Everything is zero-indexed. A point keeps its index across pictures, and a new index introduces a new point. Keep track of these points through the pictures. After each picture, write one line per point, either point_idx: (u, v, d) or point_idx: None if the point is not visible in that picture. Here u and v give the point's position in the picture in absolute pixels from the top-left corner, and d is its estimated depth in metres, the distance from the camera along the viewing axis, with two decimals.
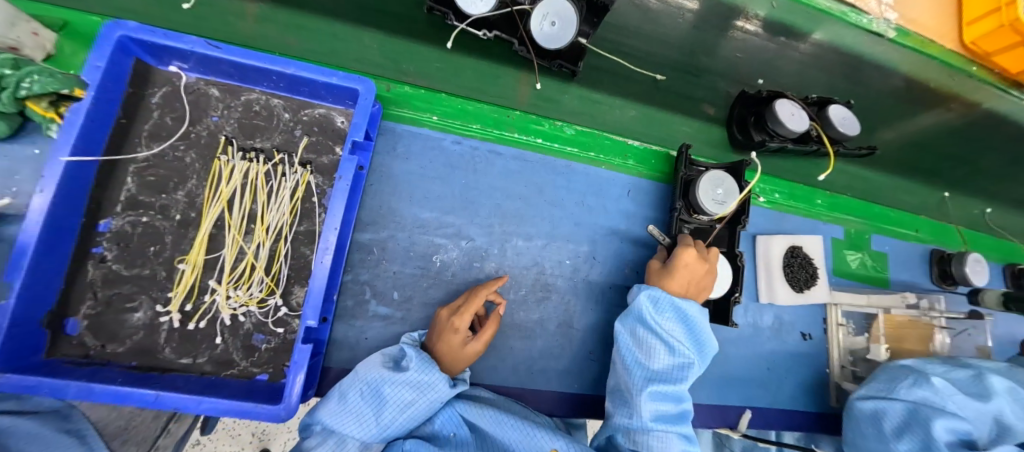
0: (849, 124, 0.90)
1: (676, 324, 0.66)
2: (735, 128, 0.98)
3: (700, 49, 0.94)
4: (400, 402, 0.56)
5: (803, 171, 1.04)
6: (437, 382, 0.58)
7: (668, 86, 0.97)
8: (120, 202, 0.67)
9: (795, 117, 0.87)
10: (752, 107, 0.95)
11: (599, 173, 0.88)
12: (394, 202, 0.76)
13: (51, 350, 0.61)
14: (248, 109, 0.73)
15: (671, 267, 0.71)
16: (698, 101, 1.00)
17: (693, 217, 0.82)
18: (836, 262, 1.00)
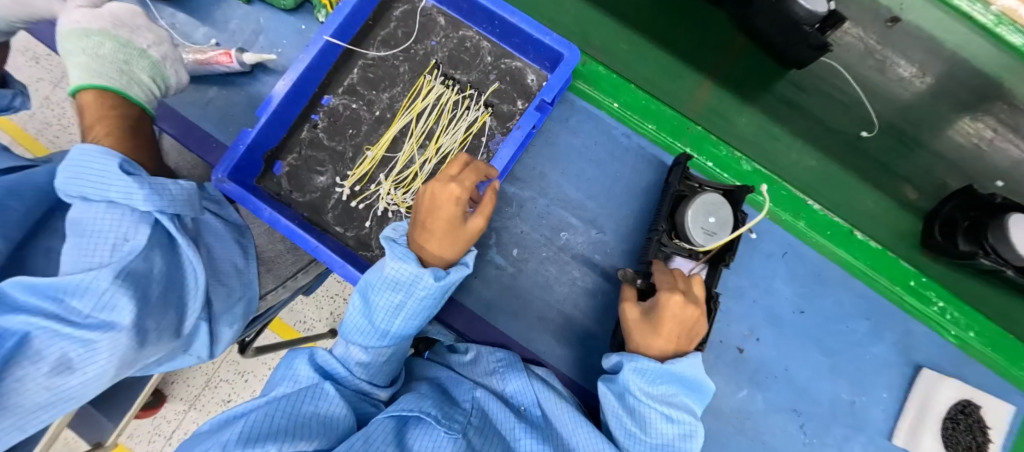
0: None
1: (675, 389, 0.55)
2: (937, 226, 0.75)
3: (930, 119, 0.72)
4: (389, 305, 0.52)
5: (1009, 316, 0.77)
6: (420, 277, 0.50)
7: (869, 148, 0.78)
8: (342, 85, 0.80)
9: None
10: (974, 211, 0.69)
11: (759, 221, 0.81)
12: (548, 169, 0.82)
13: (260, 179, 0.76)
14: (461, 44, 0.81)
15: (652, 322, 0.56)
16: (903, 181, 0.79)
17: (674, 242, 0.69)
18: (1019, 449, 0.76)
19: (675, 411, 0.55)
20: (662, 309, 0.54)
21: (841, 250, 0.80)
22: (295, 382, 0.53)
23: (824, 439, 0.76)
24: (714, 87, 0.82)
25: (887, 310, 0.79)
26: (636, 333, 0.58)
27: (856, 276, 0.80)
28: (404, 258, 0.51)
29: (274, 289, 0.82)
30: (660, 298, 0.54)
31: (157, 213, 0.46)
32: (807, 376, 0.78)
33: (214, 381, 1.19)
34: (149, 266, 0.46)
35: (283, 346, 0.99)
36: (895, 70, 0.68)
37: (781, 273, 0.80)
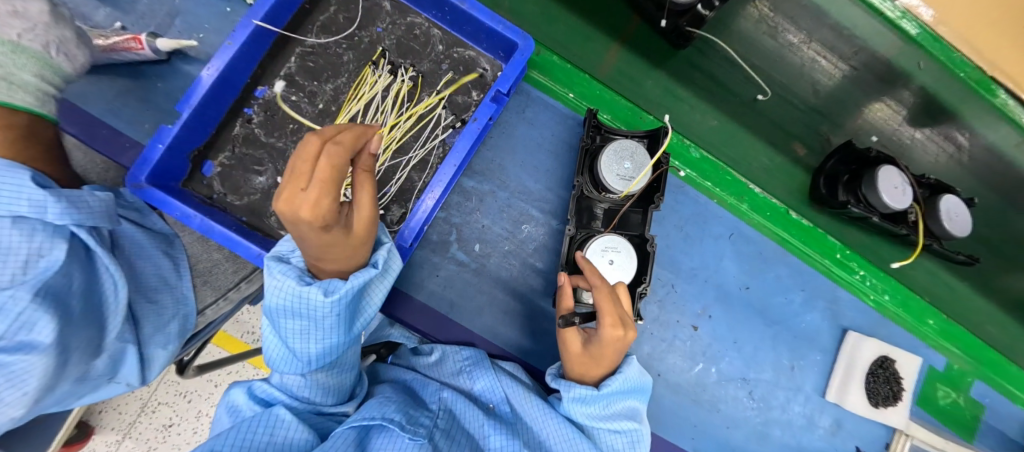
0: (958, 221, 0.72)
1: (616, 395, 0.58)
2: (821, 179, 0.82)
3: (830, 100, 0.75)
4: (295, 328, 0.46)
5: (886, 256, 0.87)
6: (307, 294, 0.42)
7: (765, 109, 0.80)
8: (278, 76, 0.73)
9: (897, 192, 0.70)
10: (852, 164, 0.78)
11: (707, 205, 0.85)
12: (506, 161, 0.81)
13: (186, 181, 0.68)
14: (409, 31, 0.77)
15: (593, 353, 0.56)
16: (792, 138, 0.83)
17: (599, 194, 0.73)
18: (925, 394, 0.88)
19: (615, 417, 0.58)
20: (602, 339, 0.54)
21: (779, 229, 0.86)
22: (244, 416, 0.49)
23: (771, 403, 0.83)
24: (620, 50, 0.80)
25: (819, 282, 0.87)
26: (575, 361, 0.57)
27: (793, 252, 0.87)
28: (285, 272, 0.44)
29: (214, 301, 0.75)
30: (602, 332, 0.54)
31: (73, 226, 0.46)
32: (754, 346, 0.84)
33: (151, 406, 1.08)
34: (68, 281, 0.45)
35: (230, 361, 0.91)
36: (785, 36, 0.69)
37: (728, 253, 0.85)
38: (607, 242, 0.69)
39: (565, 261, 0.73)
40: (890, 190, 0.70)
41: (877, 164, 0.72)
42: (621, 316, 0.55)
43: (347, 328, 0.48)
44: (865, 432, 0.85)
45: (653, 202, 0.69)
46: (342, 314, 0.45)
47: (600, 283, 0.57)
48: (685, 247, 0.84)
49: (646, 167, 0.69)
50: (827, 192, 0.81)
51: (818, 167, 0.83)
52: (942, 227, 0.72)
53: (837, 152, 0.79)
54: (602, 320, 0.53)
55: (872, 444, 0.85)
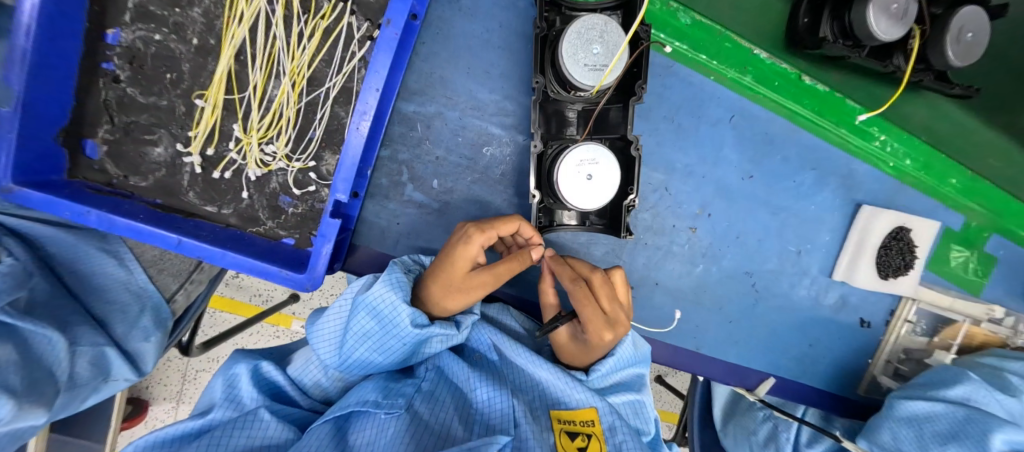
0: (968, 45, 0.60)
1: (610, 371, 0.59)
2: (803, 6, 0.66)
3: None
4: (361, 331, 0.49)
5: (875, 96, 0.75)
6: (403, 314, 0.48)
7: None
8: (128, 10, 0.56)
9: (893, 14, 0.57)
10: None
11: (703, 84, 0.70)
12: (449, 72, 0.66)
13: (73, 170, 0.57)
14: None
15: (580, 345, 0.57)
16: None
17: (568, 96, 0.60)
18: (936, 255, 0.83)
19: (618, 389, 0.59)
20: (595, 343, 0.54)
21: (786, 99, 0.73)
22: (239, 403, 0.50)
23: (775, 291, 0.80)
24: None
25: (833, 155, 0.76)
26: (567, 349, 0.58)
27: (804, 126, 0.74)
28: (397, 285, 0.50)
29: (181, 287, 0.69)
30: (593, 336, 0.53)
31: None
32: (758, 238, 0.77)
33: (191, 374, 1.11)
34: None
35: (236, 331, 0.90)
36: None
37: (728, 140, 0.72)
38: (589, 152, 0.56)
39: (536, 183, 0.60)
40: (883, 16, 0.57)
41: None
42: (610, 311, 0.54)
43: (395, 358, 0.52)
44: (871, 303, 0.83)
45: (636, 94, 0.56)
46: (410, 345, 0.51)
47: (575, 288, 0.53)
48: (678, 141, 0.71)
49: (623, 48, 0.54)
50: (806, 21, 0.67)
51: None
52: (943, 57, 0.61)
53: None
54: (591, 327, 0.53)
55: (876, 313, 0.84)
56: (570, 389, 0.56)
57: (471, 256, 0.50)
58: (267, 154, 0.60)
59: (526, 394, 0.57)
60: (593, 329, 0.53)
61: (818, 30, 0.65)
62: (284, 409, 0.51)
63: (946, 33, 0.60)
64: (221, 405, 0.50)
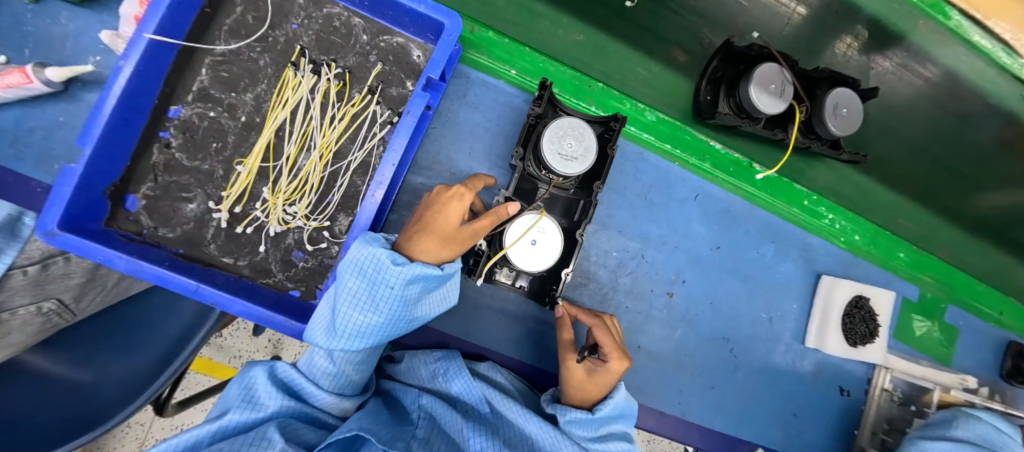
0: (843, 118, 0.73)
1: (608, 417, 0.61)
2: (704, 85, 0.80)
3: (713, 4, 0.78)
4: (352, 292, 0.50)
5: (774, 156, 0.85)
6: (378, 255, 0.50)
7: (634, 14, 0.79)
8: (192, 92, 0.67)
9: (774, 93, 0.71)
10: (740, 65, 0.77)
11: (671, 168, 0.82)
12: (454, 150, 0.77)
13: (110, 220, 0.63)
14: (328, 23, 0.70)
15: (591, 380, 0.61)
16: (670, 44, 0.82)
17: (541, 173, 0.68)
18: (899, 326, 0.89)
19: (612, 439, 0.59)
20: (611, 370, 0.61)
21: (744, 182, 0.84)
22: (255, 406, 0.47)
23: (753, 357, 0.83)
24: None
25: (789, 231, 0.86)
26: (580, 387, 0.62)
27: (760, 205, 0.85)
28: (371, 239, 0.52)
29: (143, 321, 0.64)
30: (610, 364, 0.61)
31: None
32: (731, 304, 0.83)
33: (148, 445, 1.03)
34: None
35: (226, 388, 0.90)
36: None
37: (696, 214, 0.82)
38: (556, 162, 0.62)
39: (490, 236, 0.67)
40: (764, 94, 0.70)
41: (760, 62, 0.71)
42: (617, 342, 0.64)
43: (398, 306, 0.51)
44: (845, 371, 0.87)
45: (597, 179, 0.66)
46: (399, 290, 0.50)
47: (597, 322, 0.65)
48: (652, 215, 0.81)
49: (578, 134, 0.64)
50: (710, 97, 0.81)
51: (702, 72, 0.80)
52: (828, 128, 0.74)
53: (718, 52, 0.76)
54: (610, 354, 0.61)
55: (852, 381, 0.87)
56: (556, 442, 0.58)
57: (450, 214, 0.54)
58: (288, 213, 0.68)
59: (517, 447, 0.58)
60: (612, 351, 0.62)
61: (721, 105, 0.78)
62: (297, 426, 0.48)
63: (822, 108, 0.74)
64: (238, 405, 0.47)
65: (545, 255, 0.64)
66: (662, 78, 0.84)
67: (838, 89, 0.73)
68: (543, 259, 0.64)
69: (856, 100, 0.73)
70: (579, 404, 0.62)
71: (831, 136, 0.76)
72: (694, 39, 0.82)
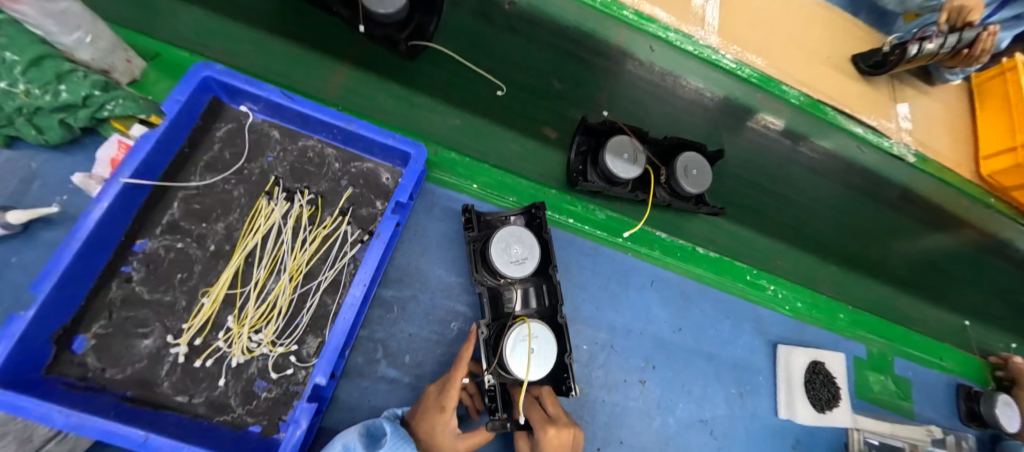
0: (695, 176, 0.87)
1: None
2: (574, 157, 0.89)
3: (536, 79, 1.01)
4: None
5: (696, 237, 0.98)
6: None
7: (509, 101, 1.00)
8: (160, 225, 0.68)
9: (626, 157, 0.84)
10: (595, 139, 0.89)
11: (624, 260, 0.87)
12: (423, 262, 0.76)
13: (50, 366, 0.57)
14: (302, 155, 0.75)
15: None
16: (540, 124, 1.00)
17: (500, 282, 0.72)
18: (858, 384, 0.98)
19: None
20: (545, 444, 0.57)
21: (688, 265, 0.92)
22: None
23: (733, 437, 0.84)
24: (346, 69, 0.90)
25: (741, 307, 0.93)
26: None
27: (709, 285, 0.92)
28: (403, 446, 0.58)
29: None
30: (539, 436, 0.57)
31: None
32: (702, 386, 0.85)
33: None
34: None
35: None
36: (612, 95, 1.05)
37: (654, 300, 0.87)
38: (511, 269, 0.68)
39: (485, 361, 0.66)
40: (618, 162, 0.83)
41: (613, 136, 0.85)
42: (553, 417, 0.60)
43: None
44: (821, 440, 0.89)
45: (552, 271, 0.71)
46: None
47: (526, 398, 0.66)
48: (614, 304, 0.83)
49: (535, 249, 0.71)
50: (580, 166, 0.89)
51: (570, 147, 0.90)
52: (683, 185, 0.87)
53: (578, 130, 0.87)
54: (535, 424, 0.59)
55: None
56: None
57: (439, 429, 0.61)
58: (253, 341, 0.66)
59: None
60: (538, 426, 0.59)
61: (591, 177, 0.88)
62: None
63: (675, 171, 0.87)
64: None
65: (545, 361, 0.65)
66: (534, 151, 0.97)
67: (685, 153, 0.88)
68: (545, 365, 0.65)
69: (702, 164, 0.88)
70: None
71: (687, 194, 0.89)
72: (559, 120, 1.02)
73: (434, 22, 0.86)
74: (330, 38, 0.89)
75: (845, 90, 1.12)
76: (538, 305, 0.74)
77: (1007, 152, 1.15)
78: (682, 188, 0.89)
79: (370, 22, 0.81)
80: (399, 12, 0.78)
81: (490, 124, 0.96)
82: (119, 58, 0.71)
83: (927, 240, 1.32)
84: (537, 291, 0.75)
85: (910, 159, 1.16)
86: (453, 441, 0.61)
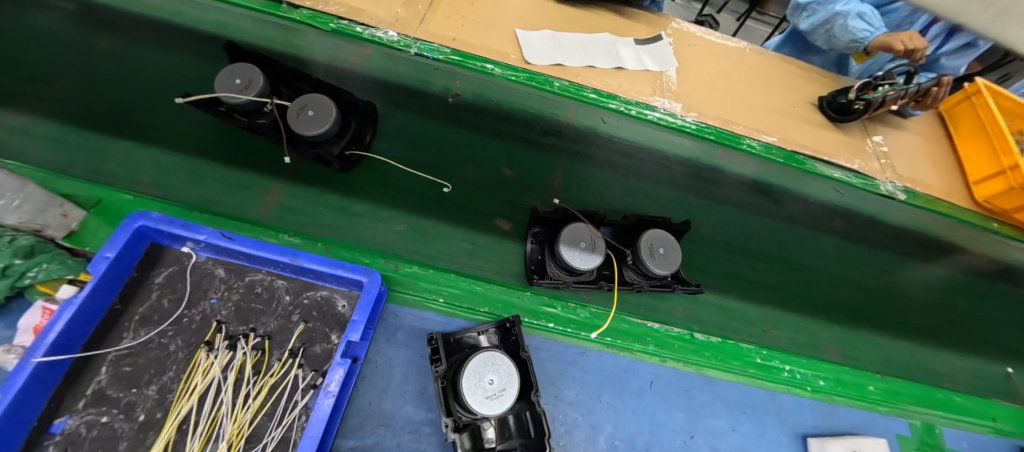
0: (660, 255, 0.82)
1: None
2: (532, 246, 0.86)
3: (487, 165, 1.00)
4: None
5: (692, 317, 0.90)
6: None
7: (454, 197, 0.93)
8: (84, 397, 0.60)
9: (581, 244, 0.80)
10: (550, 227, 0.86)
11: (617, 361, 0.78)
12: (386, 401, 0.67)
13: None
14: (249, 291, 0.69)
15: None
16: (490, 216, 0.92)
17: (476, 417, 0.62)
18: None
19: None
20: None
21: (690, 359, 0.81)
22: None
23: None
24: (284, 188, 0.86)
25: (756, 397, 0.82)
26: None
27: (715, 376, 0.82)
28: None
29: None
30: None
31: None
32: None
33: None
34: None
35: None
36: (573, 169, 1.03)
37: (658, 405, 0.76)
38: (486, 407, 0.59)
39: None
40: (575, 252, 0.80)
41: (566, 224, 0.83)
42: None
43: None
44: None
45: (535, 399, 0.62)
46: None
47: None
48: (612, 418, 0.73)
49: (513, 378, 0.63)
50: (540, 257, 0.86)
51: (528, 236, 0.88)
52: (650, 266, 0.81)
53: (532, 221, 0.86)
54: None
55: None
56: None
57: None
58: None
59: None
60: None
61: (548, 267, 0.83)
62: None
63: (640, 251, 0.81)
64: None
65: None
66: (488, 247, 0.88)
67: (648, 231, 0.83)
68: None
69: (669, 242, 0.83)
70: None
71: (658, 276, 0.82)
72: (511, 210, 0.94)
73: (371, 131, 0.89)
74: (290, 159, 0.88)
75: (823, 140, 1.10)
76: (523, 438, 0.63)
77: (995, 176, 1.08)
78: (650, 271, 0.82)
79: (301, 142, 0.80)
80: (332, 126, 0.78)
81: (435, 225, 0.88)
82: (52, 214, 0.66)
83: (945, 276, 1.22)
84: (521, 421, 0.64)
85: (902, 197, 1.10)
86: None
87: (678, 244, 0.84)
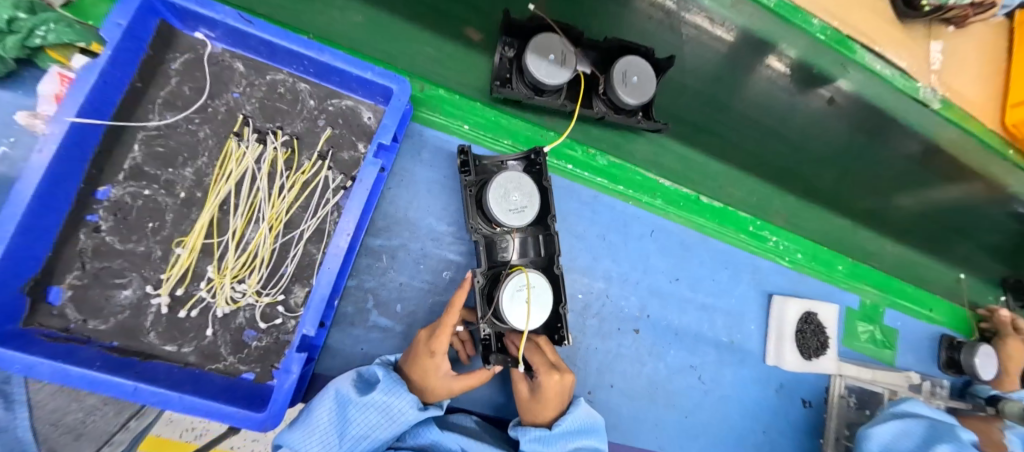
0: (633, 84, 0.75)
1: (571, 431, 0.64)
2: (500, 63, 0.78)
3: None
4: (366, 425, 0.57)
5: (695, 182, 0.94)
6: (406, 405, 0.58)
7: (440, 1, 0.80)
8: (123, 171, 0.62)
9: (552, 60, 0.72)
10: (522, 39, 0.76)
11: (625, 208, 0.83)
12: (411, 211, 0.72)
13: (28, 319, 0.54)
14: (272, 91, 0.68)
15: (539, 399, 0.64)
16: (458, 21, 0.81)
17: (496, 231, 0.68)
18: (847, 332, 1.00)
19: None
20: (545, 386, 0.62)
21: (692, 216, 0.88)
22: None
23: (722, 382, 0.86)
24: None
25: (739, 257, 0.91)
26: (527, 406, 0.65)
27: (710, 235, 0.89)
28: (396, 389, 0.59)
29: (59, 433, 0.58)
30: (541, 380, 0.62)
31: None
32: (694, 336, 0.86)
33: None
34: None
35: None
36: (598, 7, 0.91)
37: (653, 251, 0.84)
38: (510, 218, 0.64)
39: (480, 310, 0.64)
40: (543, 64, 0.71)
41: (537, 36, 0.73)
42: (552, 363, 0.65)
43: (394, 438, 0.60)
44: (805, 382, 0.92)
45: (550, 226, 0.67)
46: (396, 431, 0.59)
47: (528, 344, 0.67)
48: (611, 254, 0.81)
49: (534, 195, 0.67)
50: (508, 74, 0.78)
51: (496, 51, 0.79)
52: (620, 94, 0.75)
53: (503, 30, 0.76)
54: (539, 370, 0.63)
55: (814, 392, 0.93)
56: None
57: (437, 366, 0.60)
58: (236, 291, 0.64)
59: None
60: (540, 372, 0.63)
61: (515, 86, 0.77)
62: None
63: (613, 78, 0.75)
64: None
65: (542, 309, 0.63)
66: (455, 56, 0.81)
67: (626, 57, 0.76)
68: (542, 315, 0.63)
69: (645, 69, 0.76)
70: (537, 422, 0.65)
71: (628, 107, 0.77)
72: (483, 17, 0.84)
73: None
74: None
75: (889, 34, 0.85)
76: (535, 256, 0.70)
77: None
78: (622, 100, 0.76)
79: None
80: None
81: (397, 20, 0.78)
82: None
83: None
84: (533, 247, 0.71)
85: None
86: (447, 382, 0.62)
87: (656, 77, 0.78)
